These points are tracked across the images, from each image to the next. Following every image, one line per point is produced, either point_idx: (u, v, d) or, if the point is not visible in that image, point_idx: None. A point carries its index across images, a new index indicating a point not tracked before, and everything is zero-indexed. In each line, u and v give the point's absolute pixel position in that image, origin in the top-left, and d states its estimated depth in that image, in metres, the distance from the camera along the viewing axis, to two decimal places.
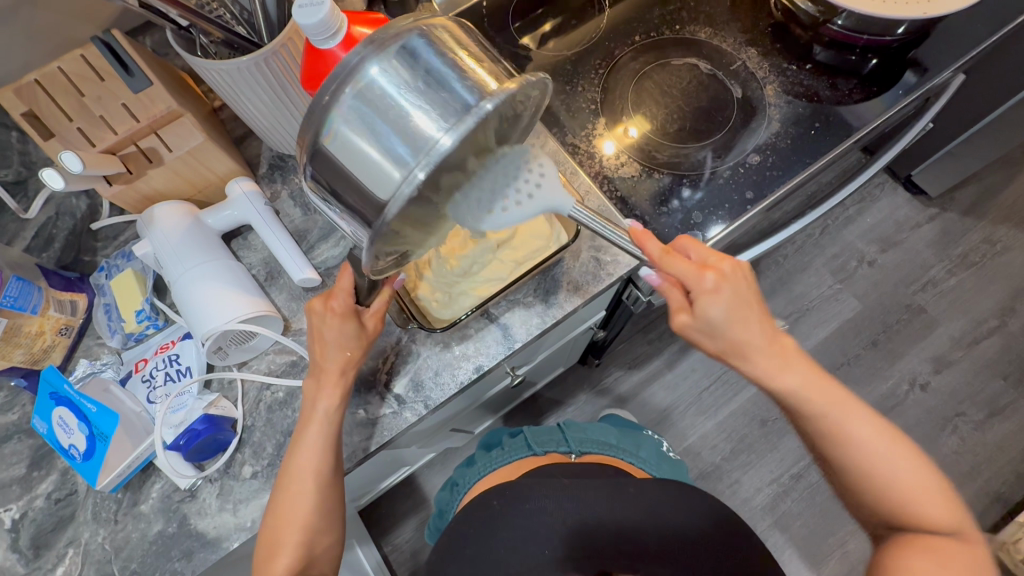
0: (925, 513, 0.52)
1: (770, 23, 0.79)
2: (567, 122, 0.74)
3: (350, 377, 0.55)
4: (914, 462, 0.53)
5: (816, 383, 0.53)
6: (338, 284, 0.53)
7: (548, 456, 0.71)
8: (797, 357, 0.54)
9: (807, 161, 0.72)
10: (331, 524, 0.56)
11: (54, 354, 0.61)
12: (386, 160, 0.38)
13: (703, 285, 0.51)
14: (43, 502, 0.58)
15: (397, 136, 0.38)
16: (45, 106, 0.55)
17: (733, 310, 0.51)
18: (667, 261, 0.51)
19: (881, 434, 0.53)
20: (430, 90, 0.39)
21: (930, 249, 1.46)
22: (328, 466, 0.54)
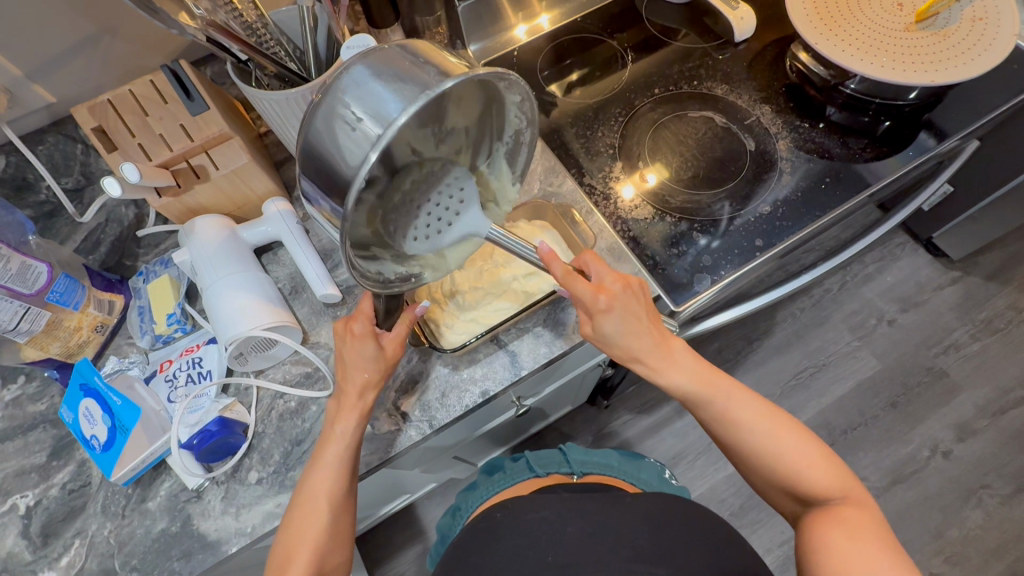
0: (816, 482, 0.53)
1: (785, 83, 0.83)
2: (586, 163, 0.78)
3: (367, 400, 0.56)
4: (794, 438, 0.55)
5: (703, 375, 0.57)
6: (360, 308, 0.56)
7: (549, 476, 0.73)
8: (683, 356, 0.58)
9: (816, 215, 0.74)
10: (343, 543, 0.55)
11: (88, 349, 0.65)
12: (355, 146, 0.39)
13: (596, 308, 0.54)
14: (57, 491, 0.60)
15: (368, 122, 0.39)
16: (112, 122, 0.61)
17: (627, 325, 0.55)
18: (569, 282, 0.53)
19: (733, 411, 0.56)
20: (394, 77, 0.40)
21: (952, 312, 1.44)
22: (342, 485, 0.54)
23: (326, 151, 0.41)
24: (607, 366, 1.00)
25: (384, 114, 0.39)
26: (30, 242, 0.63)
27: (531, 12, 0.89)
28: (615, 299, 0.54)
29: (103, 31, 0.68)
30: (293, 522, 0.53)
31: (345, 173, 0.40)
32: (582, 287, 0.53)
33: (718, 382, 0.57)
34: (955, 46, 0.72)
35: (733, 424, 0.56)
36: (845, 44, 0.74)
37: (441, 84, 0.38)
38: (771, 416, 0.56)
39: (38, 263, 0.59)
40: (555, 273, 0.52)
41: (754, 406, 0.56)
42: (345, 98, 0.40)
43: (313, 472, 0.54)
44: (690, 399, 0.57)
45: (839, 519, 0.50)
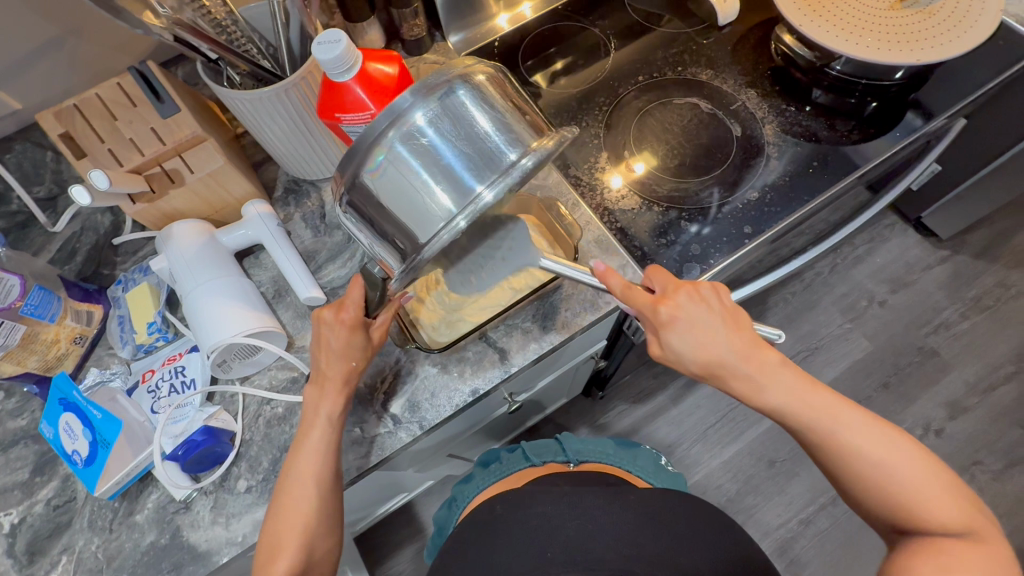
0: (936, 517, 0.48)
1: (771, 67, 0.82)
2: (572, 155, 0.77)
3: (352, 388, 0.56)
4: (911, 462, 0.50)
5: (800, 391, 0.53)
6: (349, 296, 0.53)
7: (545, 466, 0.74)
8: (781, 372, 0.53)
9: (805, 199, 0.73)
10: (332, 529, 0.55)
11: (67, 362, 0.63)
12: (429, 208, 0.45)
13: (658, 320, 0.53)
14: (42, 507, 0.59)
15: (443, 185, 0.45)
16: (80, 127, 0.59)
17: (698, 340, 0.52)
18: (628, 296, 0.54)
19: (839, 427, 0.52)
20: (468, 136, 0.44)
21: (942, 291, 1.45)
22: (330, 471, 0.53)
23: (393, 198, 0.45)
24: (599, 358, 1.00)
25: (469, 184, 0.45)
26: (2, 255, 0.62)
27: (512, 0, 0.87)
28: (678, 309, 0.53)
29: (68, 33, 0.65)
30: (285, 511, 0.52)
31: (424, 225, 0.45)
32: (641, 301, 0.54)
33: (819, 401, 0.53)
34: (940, 24, 0.72)
35: (840, 445, 0.51)
36: (829, 25, 0.73)
37: (520, 165, 0.45)
38: (883, 434, 0.51)
39: (9, 276, 0.58)
40: (612, 287, 0.53)
41: (863, 423, 0.51)
42: (414, 149, 0.44)
43: (300, 460, 0.53)
44: (788, 419, 0.53)
45: (945, 555, 0.46)
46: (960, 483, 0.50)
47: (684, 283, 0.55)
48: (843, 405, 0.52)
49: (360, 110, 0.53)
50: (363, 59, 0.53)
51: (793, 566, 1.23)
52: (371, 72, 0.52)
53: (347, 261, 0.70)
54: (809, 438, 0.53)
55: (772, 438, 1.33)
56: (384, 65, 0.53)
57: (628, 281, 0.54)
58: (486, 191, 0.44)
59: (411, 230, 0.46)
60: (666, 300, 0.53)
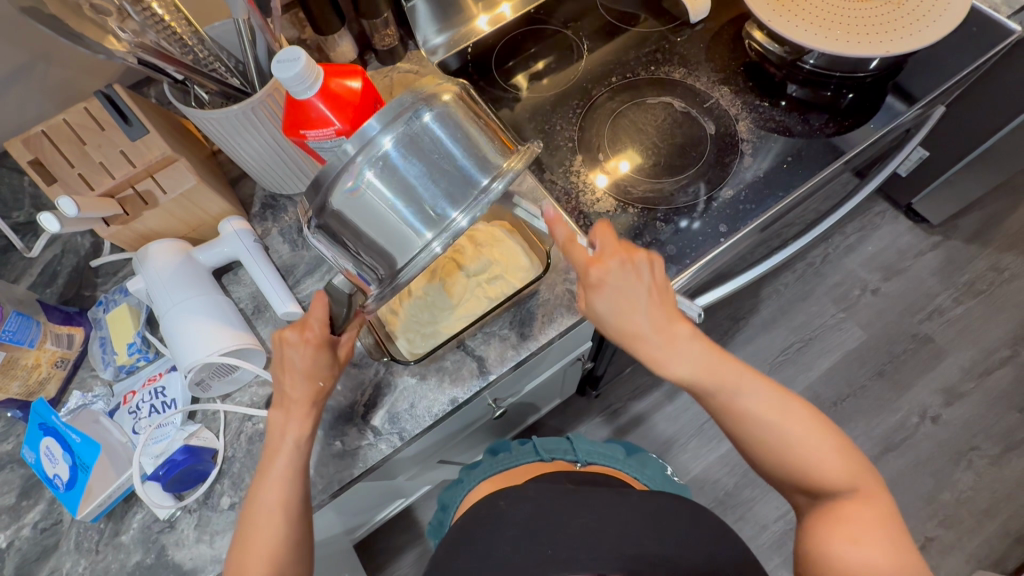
0: (832, 476, 0.52)
1: (744, 62, 0.82)
2: (546, 159, 0.77)
3: (320, 409, 0.55)
4: (803, 423, 0.53)
5: (708, 361, 0.54)
6: (311, 314, 0.54)
7: (554, 462, 0.75)
8: (689, 341, 0.54)
9: (779, 195, 0.73)
10: (301, 560, 0.53)
11: (48, 386, 0.64)
12: (406, 234, 0.47)
13: (589, 280, 0.53)
14: (29, 531, 0.60)
15: (417, 209, 0.47)
16: (49, 154, 0.59)
17: (620, 303, 0.53)
18: (568, 248, 0.54)
19: (736, 385, 0.54)
20: (439, 162, 0.46)
21: (934, 277, 1.44)
22: (298, 495, 0.53)
23: (366, 223, 0.47)
24: (588, 359, 1.00)
25: (442, 212, 0.47)
26: None
27: (491, 2, 0.87)
28: (609, 273, 0.53)
29: (37, 59, 0.66)
30: (249, 540, 0.51)
31: (403, 249, 0.48)
32: (579, 258, 0.53)
33: (726, 368, 0.55)
34: (909, 14, 0.71)
35: (741, 411, 0.54)
36: (797, 20, 0.73)
37: (491, 189, 0.48)
38: (778, 397, 0.54)
39: None
40: (558, 236, 0.54)
41: (760, 391, 0.54)
42: (383, 176, 0.45)
43: (268, 486, 0.52)
44: (692, 384, 0.55)
45: (841, 516, 0.50)
46: (849, 442, 0.54)
47: (622, 248, 0.55)
48: (744, 371, 0.55)
49: (325, 125, 0.53)
50: (325, 74, 0.53)
51: (792, 558, 1.23)
52: (334, 88, 0.52)
53: (324, 274, 0.70)
54: (714, 406, 0.55)
55: None
56: (348, 80, 0.53)
57: (573, 235, 0.54)
58: (460, 217, 0.47)
59: (388, 252, 0.49)
60: (598, 262, 0.53)
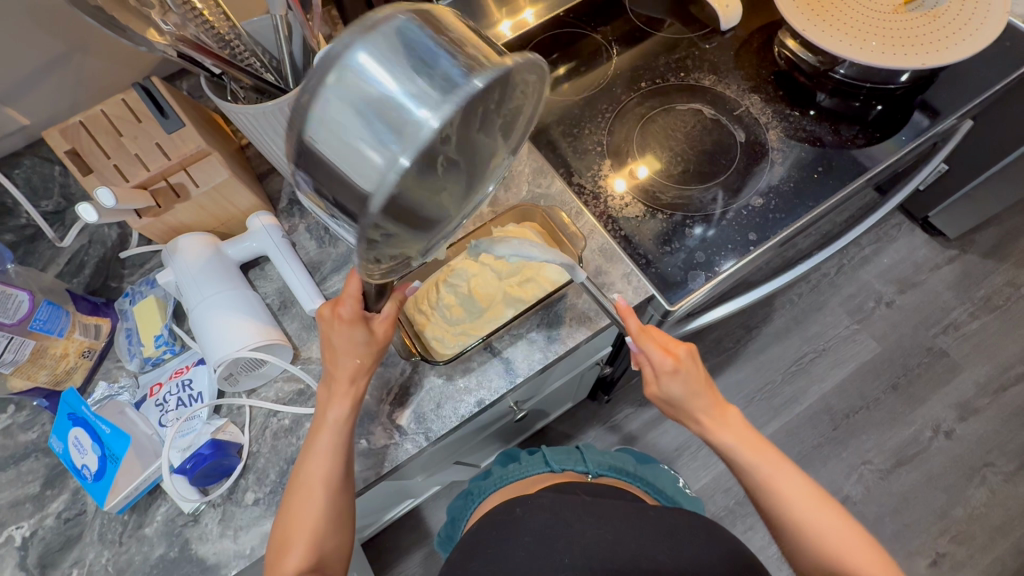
0: (857, 568, 0.53)
1: (774, 71, 0.82)
2: (574, 162, 0.77)
3: (360, 385, 0.56)
4: (839, 525, 0.56)
5: (754, 442, 0.60)
6: (346, 291, 0.54)
7: (564, 473, 0.75)
8: (739, 421, 0.61)
9: (810, 205, 0.73)
10: (343, 525, 0.55)
11: (76, 375, 0.64)
12: (365, 155, 0.34)
13: (661, 365, 0.59)
14: (52, 521, 0.60)
15: (386, 123, 0.34)
16: (86, 144, 0.59)
17: (687, 384, 0.60)
18: (642, 338, 0.59)
19: (773, 475, 0.58)
20: (402, 57, 0.35)
21: (950, 291, 1.43)
22: (340, 470, 0.54)
23: (325, 151, 0.35)
24: (604, 364, 0.99)
25: (405, 117, 0.34)
26: (8, 270, 0.62)
27: (514, 7, 0.87)
28: (680, 363, 0.59)
29: (74, 49, 0.66)
30: (293, 509, 0.53)
31: (363, 175, 0.35)
32: (652, 346, 0.59)
33: (767, 453, 0.60)
34: (944, 28, 0.71)
35: (778, 492, 0.58)
36: (832, 30, 0.73)
37: (468, 83, 0.34)
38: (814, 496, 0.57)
39: (19, 292, 0.59)
40: (631, 327, 0.59)
41: (796, 479, 0.58)
42: (338, 85, 0.34)
43: (308, 462, 0.53)
44: (737, 460, 0.60)
45: None
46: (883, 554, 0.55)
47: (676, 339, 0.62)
48: (782, 459, 0.60)
49: None
50: None
51: None
52: None
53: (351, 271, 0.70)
54: (754, 483, 0.59)
55: (780, 440, 1.32)
56: None
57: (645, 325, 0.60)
58: (428, 119, 0.33)
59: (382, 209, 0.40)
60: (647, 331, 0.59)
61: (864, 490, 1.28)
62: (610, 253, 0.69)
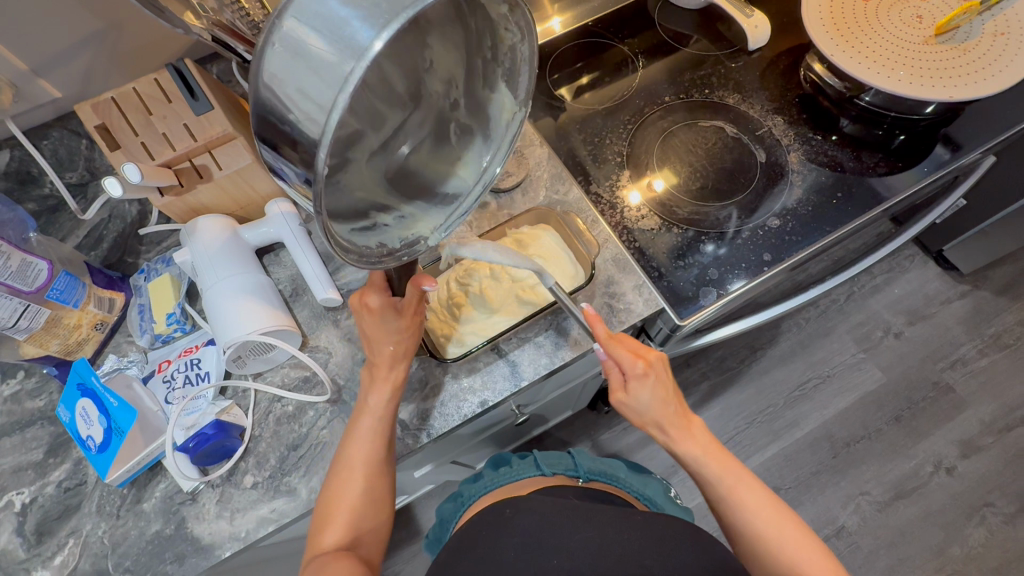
0: None
1: (799, 94, 0.82)
2: (593, 171, 0.77)
3: (399, 371, 0.57)
4: (798, 538, 0.56)
5: (714, 450, 0.60)
6: (371, 280, 0.54)
7: (555, 477, 0.74)
8: (700, 430, 0.61)
9: (827, 230, 0.73)
10: (382, 504, 0.57)
11: (86, 347, 0.65)
12: (305, 94, 0.28)
13: (635, 373, 0.57)
14: (53, 489, 0.60)
15: (321, 53, 0.27)
16: (116, 120, 0.60)
17: (657, 396, 0.59)
18: (610, 345, 0.57)
19: (735, 486, 0.58)
20: None
21: (960, 326, 1.42)
22: (380, 453, 0.55)
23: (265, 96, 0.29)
24: (608, 374, 0.99)
25: (350, 41, 0.27)
26: (31, 238, 0.63)
27: (542, 15, 0.88)
28: (650, 369, 0.58)
29: (111, 27, 0.67)
30: (334, 487, 0.55)
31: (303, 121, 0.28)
32: (622, 353, 0.57)
33: (727, 463, 0.60)
34: (974, 62, 0.71)
35: (739, 501, 0.58)
36: (861, 57, 0.73)
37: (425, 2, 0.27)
38: (772, 505, 0.58)
39: (39, 261, 0.58)
40: (599, 333, 0.57)
41: (755, 487, 0.58)
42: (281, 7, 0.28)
43: (348, 445, 0.55)
44: (697, 470, 0.60)
45: None
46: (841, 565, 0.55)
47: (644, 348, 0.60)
48: (738, 468, 0.60)
49: None
50: None
51: None
52: None
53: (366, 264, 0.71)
54: (714, 492, 0.59)
55: (778, 464, 1.31)
56: None
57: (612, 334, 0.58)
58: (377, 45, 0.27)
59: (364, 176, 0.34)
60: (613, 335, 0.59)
61: (859, 521, 1.27)
62: (624, 262, 0.68)
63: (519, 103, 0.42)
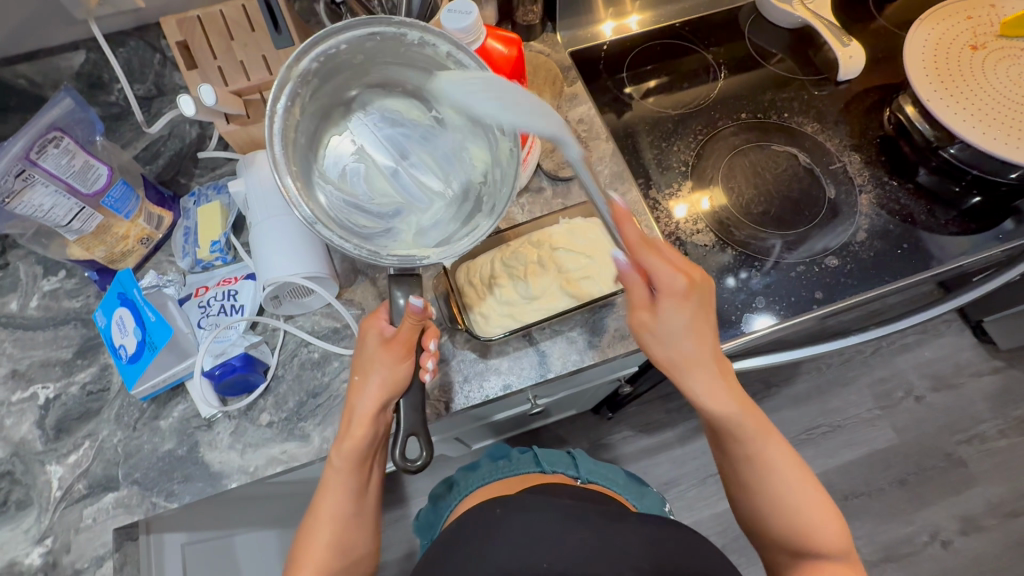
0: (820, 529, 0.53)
1: (880, 134, 0.79)
2: (654, 176, 0.75)
3: (371, 422, 0.54)
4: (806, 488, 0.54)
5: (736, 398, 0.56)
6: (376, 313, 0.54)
7: (554, 475, 0.75)
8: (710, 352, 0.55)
9: (885, 279, 0.70)
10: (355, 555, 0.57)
11: (129, 259, 0.65)
12: None
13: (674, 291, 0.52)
14: (76, 389, 0.62)
15: None
16: (197, 40, 0.60)
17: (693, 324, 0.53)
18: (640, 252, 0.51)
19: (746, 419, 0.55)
20: None
21: (985, 402, 1.38)
22: (350, 507, 0.56)
23: None
24: (623, 382, 0.98)
25: None
26: (96, 142, 0.62)
27: (622, 10, 0.85)
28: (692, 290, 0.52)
29: None
30: (311, 526, 0.56)
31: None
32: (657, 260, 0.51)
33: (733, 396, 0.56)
34: None
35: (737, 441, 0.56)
36: (958, 107, 0.70)
37: None
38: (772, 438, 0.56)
39: (100, 166, 0.59)
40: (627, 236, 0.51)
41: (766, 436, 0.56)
42: None
43: (322, 497, 0.55)
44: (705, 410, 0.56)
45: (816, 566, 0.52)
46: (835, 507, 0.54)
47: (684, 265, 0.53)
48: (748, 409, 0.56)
49: None
50: (484, 35, 0.53)
51: None
52: (486, 49, 0.53)
53: None
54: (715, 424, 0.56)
55: None
56: (501, 47, 0.54)
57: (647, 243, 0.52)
58: None
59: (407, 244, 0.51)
60: (648, 246, 0.51)
61: None
62: None
63: (510, 137, 0.49)
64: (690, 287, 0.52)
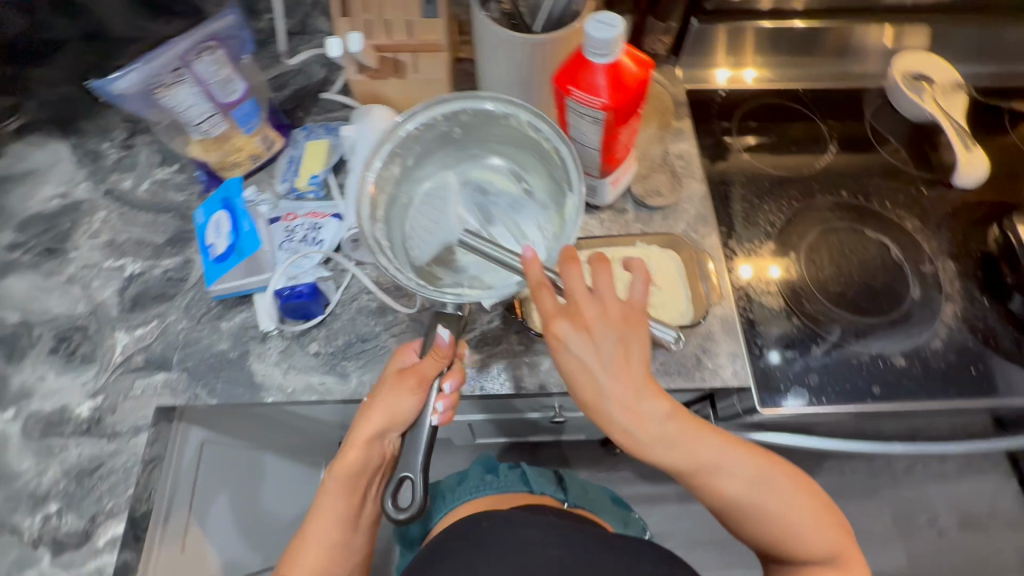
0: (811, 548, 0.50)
1: (982, 249, 0.76)
2: (738, 228, 0.75)
3: (368, 447, 0.57)
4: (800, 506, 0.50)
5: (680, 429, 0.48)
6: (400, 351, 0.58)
7: (542, 496, 0.75)
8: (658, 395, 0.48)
9: (949, 394, 0.67)
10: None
11: (236, 170, 0.70)
12: None
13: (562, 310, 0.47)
14: (159, 272, 0.67)
15: None
16: None
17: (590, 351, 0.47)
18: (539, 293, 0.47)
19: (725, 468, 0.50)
20: None
21: (1015, 558, 1.28)
22: (336, 534, 0.60)
23: None
24: None
25: None
26: (242, 60, 0.66)
27: (741, 61, 0.85)
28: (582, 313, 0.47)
29: None
30: (300, 543, 0.60)
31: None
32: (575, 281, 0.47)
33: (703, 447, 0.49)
34: None
35: (716, 490, 0.49)
36: None
37: None
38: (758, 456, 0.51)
39: (238, 80, 0.64)
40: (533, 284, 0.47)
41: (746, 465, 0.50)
42: None
43: (316, 522, 0.60)
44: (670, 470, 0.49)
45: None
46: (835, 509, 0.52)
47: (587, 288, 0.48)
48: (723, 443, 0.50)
49: (593, 93, 0.55)
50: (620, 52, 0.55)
51: None
52: (619, 66, 0.55)
53: None
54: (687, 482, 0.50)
55: None
56: (633, 68, 0.56)
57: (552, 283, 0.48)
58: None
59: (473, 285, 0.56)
60: (561, 312, 0.47)
61: None
62: (731, 326, 0.65)
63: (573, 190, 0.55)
64: (604, 314, 0.47)
